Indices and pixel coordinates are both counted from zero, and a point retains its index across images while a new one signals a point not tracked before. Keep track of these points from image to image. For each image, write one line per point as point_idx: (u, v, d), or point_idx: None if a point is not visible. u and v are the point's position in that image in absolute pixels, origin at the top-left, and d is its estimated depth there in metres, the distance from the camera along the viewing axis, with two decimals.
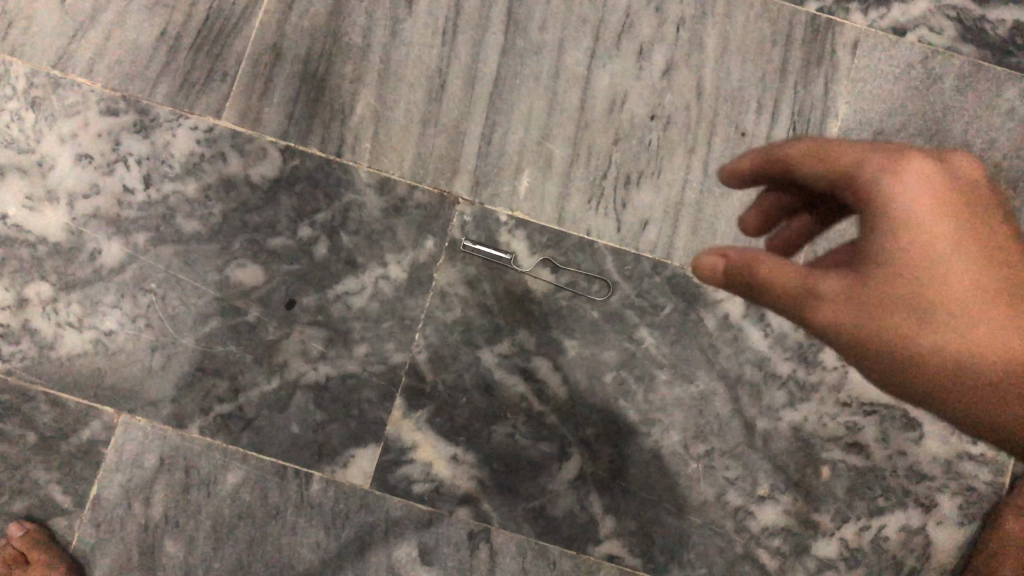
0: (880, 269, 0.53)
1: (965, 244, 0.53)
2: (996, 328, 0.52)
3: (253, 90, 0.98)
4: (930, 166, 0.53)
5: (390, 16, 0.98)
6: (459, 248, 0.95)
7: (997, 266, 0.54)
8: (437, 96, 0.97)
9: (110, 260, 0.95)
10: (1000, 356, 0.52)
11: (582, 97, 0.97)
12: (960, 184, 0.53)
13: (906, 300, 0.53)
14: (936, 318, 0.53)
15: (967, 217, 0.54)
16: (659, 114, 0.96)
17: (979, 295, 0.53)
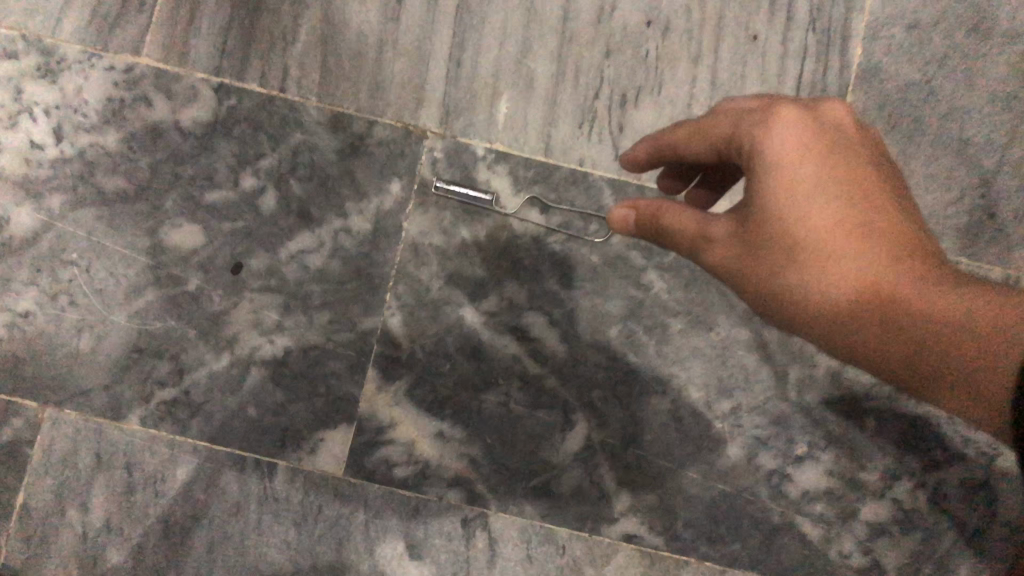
0: (757, 213, 0.54)
1: (837, 189, 0.54)
2: (867, 260, 0.52)
3: (177, 21, 0.84)
4: (799, 115, 0.55)
5: None
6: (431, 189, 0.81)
7: (871, 212, 0.54)
8: (393, 15, 0.83)
9: (21, 229, 0.81)
10: (861, 281, 0.52)
11: (564, 6, 0.82)
12: (833, 140, 0.55)
13: (776, 240, 0.53)
14: (807, 257, 0.53)
15: (838, 167, 0.54)
16: (655, 20, 0.82)
17: (851, 232, 0.53)
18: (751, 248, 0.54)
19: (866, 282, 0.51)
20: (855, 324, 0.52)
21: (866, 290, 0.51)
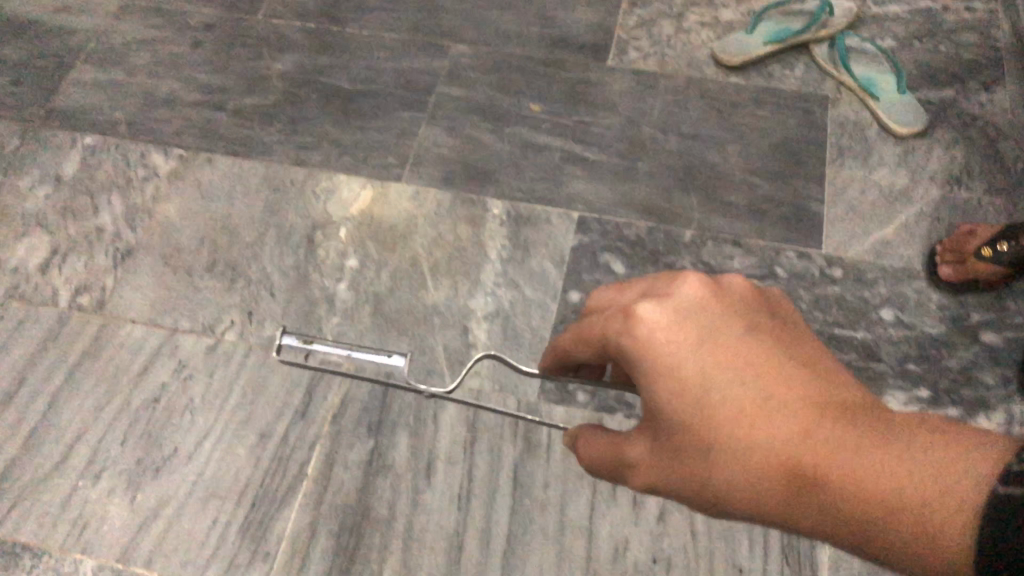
0: (662, 427, 0.73)
1: (754, 355, 0.71)
2: (782, 420, 0.66)
3: (291, 566, 1.13)
4: (673, 310, 0.73)
5: (412, 487, 1.17)
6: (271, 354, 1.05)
7: (782, 383, 0.68)
8: (456, 557, 1.13)
9: None
10: (800, 463, 0.63)
11: (586, 545, 1.12)
12: (732, 306, 0.74)
13: (693, 446, 0.71)
14: (740, 420, 0.68)
15: (729, 344, 0.72)
16: (659, 556, 1.11)
17: (771, 401, 0.67)
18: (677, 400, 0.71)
19: (839, 448, 0.61)
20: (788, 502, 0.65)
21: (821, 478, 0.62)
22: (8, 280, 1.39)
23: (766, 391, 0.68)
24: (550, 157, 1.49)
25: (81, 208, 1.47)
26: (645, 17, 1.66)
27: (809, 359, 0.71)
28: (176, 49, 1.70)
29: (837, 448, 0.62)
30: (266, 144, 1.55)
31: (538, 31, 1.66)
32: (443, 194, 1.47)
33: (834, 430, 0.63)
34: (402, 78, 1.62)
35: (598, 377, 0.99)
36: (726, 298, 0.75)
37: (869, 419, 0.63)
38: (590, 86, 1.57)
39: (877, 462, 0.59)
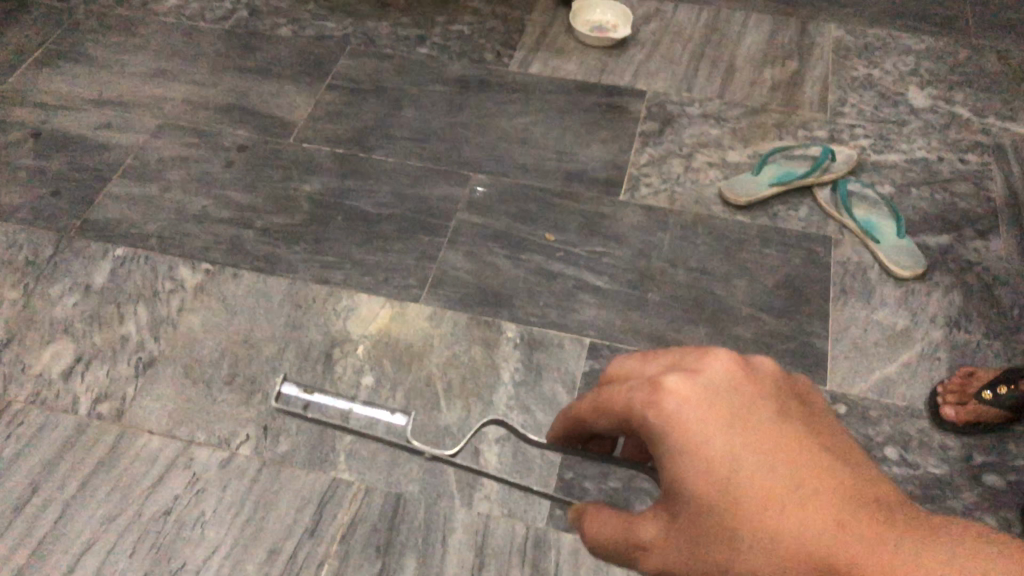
0: (680, 506, 0.68)
1: (784, 440, 0.66)
2: (813, 515, 0.61)
3: None
4: (698, 381, 0.69)
5: None
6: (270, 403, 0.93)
7: (816, 475, 0.64)
8: None
9: None
10: (837, 564, 0.58)
11: None
12: (758, 384, 0.71)
13: (711, 532, 0.66)
14: (770, 510, 0.63)
15: (759, 426, 0.67)
16: None
17: (803, 494, 0.63)
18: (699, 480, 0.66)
19: (884, 550, 0.56)
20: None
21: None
22: (31, 386, 1.42)
23: (798, 483, 0.63)
24: (564, 284, 1.55)
25: (108, 317, 1.52)
26: (656, 155, 1.75)
27: (841, 451, 0.67)
28: (209, 167, 1.79)
29: (881, 550, 0.56)
30: (289, 263, 1.61)
31: (554, 165, 1.75)
32: (459, 316, 1.52)
33: (876, 532, 0.58)
34: (423, 204, 1.70)
35: (608, 453, 0.92)
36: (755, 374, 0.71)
37: (910, 521, 0.58)
38: (603, 218, 1.64)
39: (926, 569, 0.54)
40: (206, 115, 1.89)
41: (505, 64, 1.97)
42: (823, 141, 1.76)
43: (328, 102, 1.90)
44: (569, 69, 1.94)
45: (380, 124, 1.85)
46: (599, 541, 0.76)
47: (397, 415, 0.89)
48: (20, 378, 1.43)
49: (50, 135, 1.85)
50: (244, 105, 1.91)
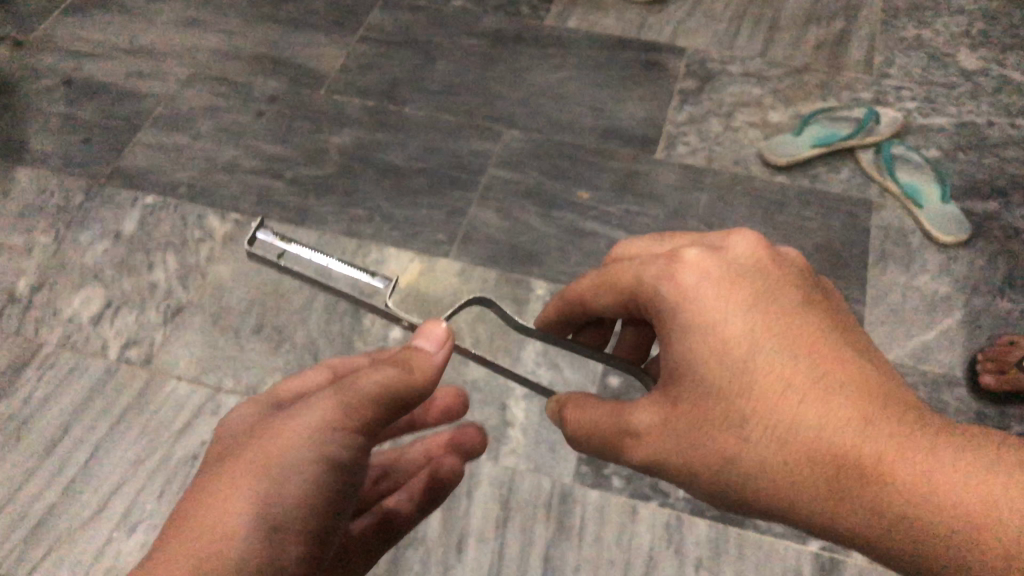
0: (688, 385, 0.75)
1: (803, 325, 0.74)
2: (828, 403, 0.70)
3: None
4: (727, 267, 0.77)
5: (443, 561, 1.19)
6: (245, 250, 1.02)
7: (829, 358, 0.72)
8: None
9: None
10: (852, 450, 0.67)
11: None
12: (777, 269, 0.78)
13: (721, 414, 0.73)
14: (779, 388, 0.71)
15: (779, 309, 0.75)
16: None
17: (822, 382, 0.71)
18: (715, 358, 0.74)
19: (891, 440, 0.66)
20: (824, 488, 0.69)
21: (876, 467, 0.66)
22: (61, 330, 1.42)
23: (810, 366, 0.72)
24: (596, 243, 1.53)
25: (137, 264, 1.51)
26: (694, 114, 1.72)
27: (849, 335, 0.76)
28: (240, 118, 1.77)
29: (889, 440, 0.66)
30: (319, 215, 1.60)
31: (590, 122, 1.71)
32: (489, 273, 1.50)
33: (885, 423, 0.67)
34: (455, 159, 1.67)
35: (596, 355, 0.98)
36: (778, 264, 0.78)
37: (916, 416, 0.68)
38: (638, 176, 1.61)
39: (937, 467, 0.64)
40: (237, 65, 1.87)
41: (542, 18, 1.92)
42: (867, 102, 1.71)
43: (360, 54, 1.87)
44: (607, 24, 1.89)
45: (413, 77, 1.83)
46: (588, 428, 0.84)
47: (374, 278, 1.00)
48: (50, 322, 1.44)
49: (81, 83, 1.84)
50: (275, 55, 1.88)
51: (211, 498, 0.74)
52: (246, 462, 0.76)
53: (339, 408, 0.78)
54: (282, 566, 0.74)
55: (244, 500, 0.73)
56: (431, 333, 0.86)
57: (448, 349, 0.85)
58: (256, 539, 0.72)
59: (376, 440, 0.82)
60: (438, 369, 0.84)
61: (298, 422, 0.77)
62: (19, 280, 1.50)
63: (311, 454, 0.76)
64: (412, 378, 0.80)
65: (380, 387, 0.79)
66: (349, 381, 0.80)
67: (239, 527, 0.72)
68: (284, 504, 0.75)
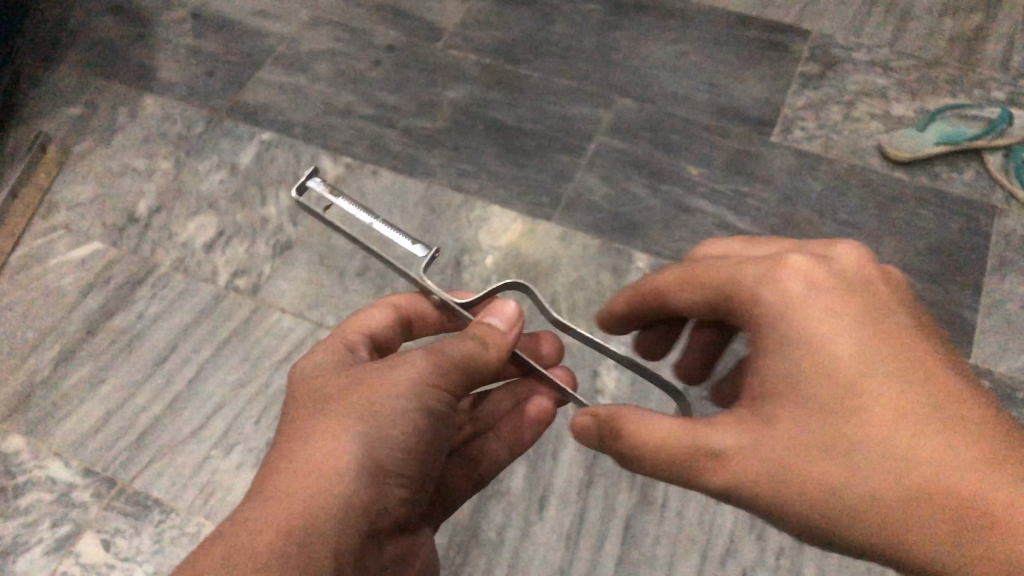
0: (786, 402, 0.69)
1: (913, 348, 0.69)
2: (941, 438, 0.64)
3: None
4: (834, 281, 0.72)
5: (524, 518, 1.21)
6: (292, 196, 0.99)
7: (941, 387, 0.67)
8: None
9: None
10: (966, 489, 0.62)
11: None
12: (883, 289, 0.73)
13: (821, 437, 0.67)
14: (890, 413, 0.66)
15: (890, 329, 0.70)
16: None
17: (936, 414, 0.65)
18: (824, 373, 0.68)
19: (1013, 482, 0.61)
20: (941, 534, 0.62)
21: (994, 509, 0.61)
22: (176, 253, 1.48)
23: (923, 394, 0.66)
24: (702, 221, 1.51)
25: (251, 197, 1.56)
26: (814, 99, 1.67)
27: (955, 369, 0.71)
28: (357, 64, 1.79)
29: (1009, 483, 0.61)
30: (428, 167, 1.62)
31: (706, 99, 1.69)
32: (591, 240, 1.50)
33: (1003, 464, 0.62)
34: (566, 123, 1.67)
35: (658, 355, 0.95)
36: (887, 283, 0.74)
37: None
38: (750, 158, 1.59)
39: None
40: (359, 12, 1.89)
41: None
42: (1000, 103, 1.65)
43: (480, 10, 1.88)
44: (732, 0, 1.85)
45: (530, 38, 1.82)
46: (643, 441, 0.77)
47: (414, 245, 0.96)
48: (166, 245, 1.50)
49: (208, 17, 1.89)
50: (397, 4, 1.90)
51: (311, 442, 0.74)
52: (345, 407, 0.76)
53: (432, 368, 0.80)
54: (377, 511, 0.76)
55: (346, 445, 0.74)
56: (502, 312, 0.90)
57: (518, 326, 0.89)
58: (360, 484, 0.74)
59: (457, 399, 0.85)
60: (511, 344, 0.87)
61: (396, 374, 0.79)
62: (139, 201, 1.56)
63: (408, 405, 0.77)
64: (487, 353, 0.84)
65: (462, 358, 0.82)
66: (437, 345, 0.82)
67: (343, 471, 0.73)
68: (386, 452, 0.76)
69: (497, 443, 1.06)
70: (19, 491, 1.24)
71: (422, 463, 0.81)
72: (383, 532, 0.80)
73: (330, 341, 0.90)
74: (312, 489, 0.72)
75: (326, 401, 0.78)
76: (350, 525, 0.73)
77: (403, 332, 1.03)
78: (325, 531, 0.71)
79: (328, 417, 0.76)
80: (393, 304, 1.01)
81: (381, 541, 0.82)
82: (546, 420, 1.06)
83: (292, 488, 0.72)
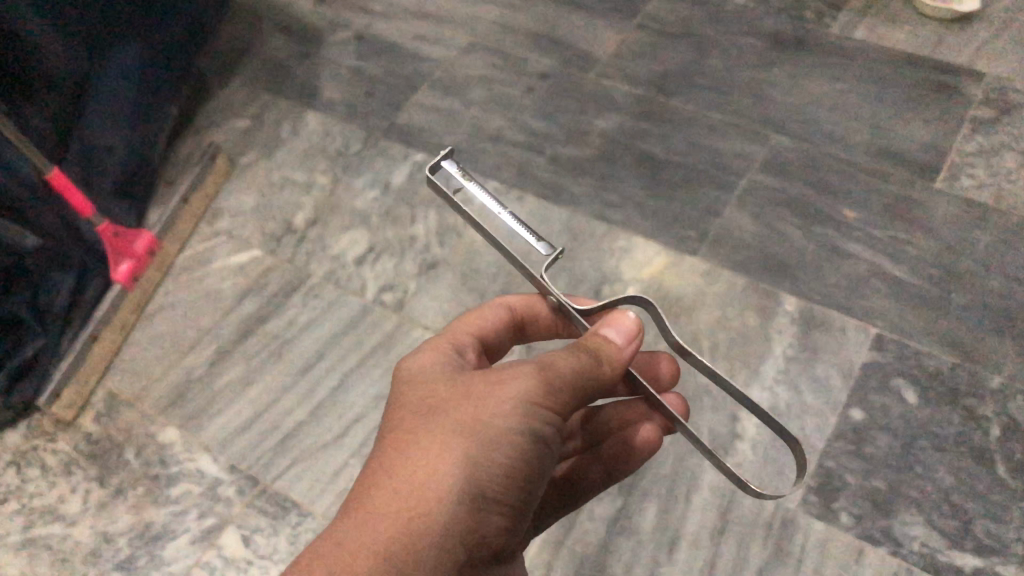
0: None
1: None
2: None
3: None
4: None
5: (653, 559, 1.18)
6: (426, 174, 0.98)
7: None
8: None
9: None
10: None
11: None
12: None
13: None
14: None
15: None
16: None
17: None
18: None
19: None
20: None
21: None
22: (328, 265, 1.54)
23: None
24: (856, 266, 1.45)
25: (401, 215, 1.60)
26: (985, 145, 1.59)
27: None
28: (510, 90, 1.82)
29: None
30: (574, 195, 1.62)
31: (866, 139, 1.63)
32: (737, 278, 1.46)
33: None
34: (717, 158, 1.64)
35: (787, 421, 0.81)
36: None
37: None
38: (911, 204, 1.51)
39: None
40: (515, 38, 1.92)
41: (828, 25, 1.84)
42: None
43: (635, 41, 1.88)
44: (900, 40, 1.78)
45: (684, 70, 1.81)
46: None
47: (537, 242, 0.93)
48: (320, 256, 1.55)
49: (371, 40, 1.96)
50: (553, 33, 1.92)
51: (413, 463, 0.71)
52: (449, 426, 0.73)
53: (541, 386, 0.75)
54: (479, 537, 0.72)
55: (449, 468, 0.70)
56: (620, 322, 0.84)
57: (635, 342, 0.83)
58: (458, 509, 0.70)
59: (567, 418, 0.80)
60: (627, 360, 0.82)
61: (503, 393, 0.74)
62: (298, 213, 1.63)
63: (515, 427, 0.73)
64: (601, 368, 0.80)
65: (572, 374, 0.78)
66: (547, 360, 0.78)
67: (445, 494, 0.70)
68: (488, 476, 0.72)
69: (597, 465, 1.02)
70: (171, 481, 1.30)
71: (530, 487, 0.76)
72: (489, 559, 0.76)
73: (437, 341, 0.89)
74: (410, 513, 0.69)
75: (430, 417, 0.74)
76: (450, 553, 0.69)
77: (514, 334, 1.02)
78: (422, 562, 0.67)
79: (431, 437, 0.72)
80: (506, 304, 1.00)
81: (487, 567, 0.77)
82: (653, 449, 1.01)
83: (391, 511, 0.69)
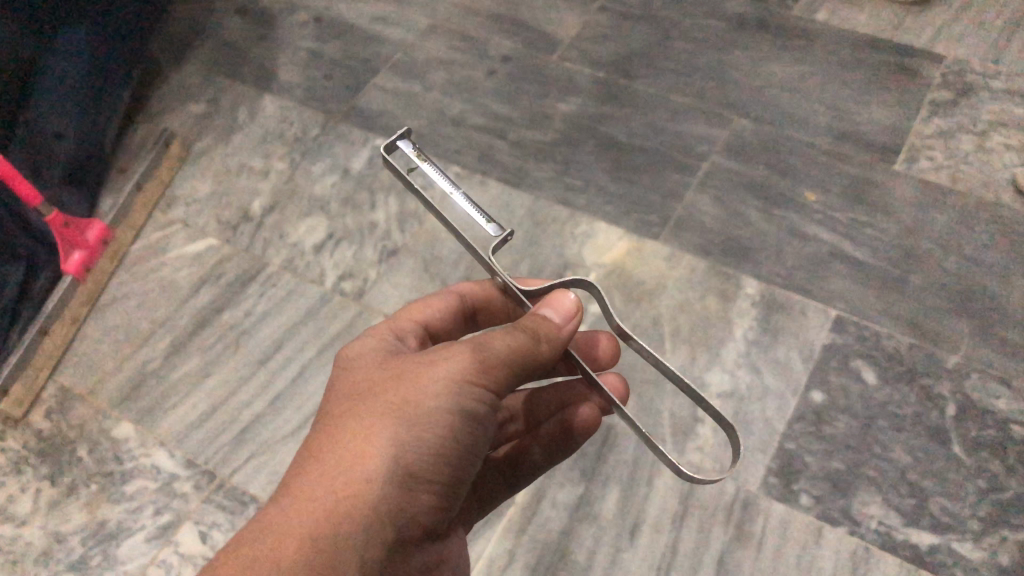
0: None
1: None
2: None
3: None
4: None
5: (615, 545, 1.18)
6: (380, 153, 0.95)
7: None
8: None
9: None
10: None
11: None
12: None
13: None
14: None
15: None
16: None
17: None
18: None
19: None
20: None
21: None
22: (286, 253, 1.51)
23: None
24: (816, 248, 1.45)
25: (360, 201, 1.58)
26: (944, 128, 1.60)
27: None
28: (472, 73, 1.80)
29: None
30: (537, 180, 1.61)
31: (827, 122, 1.63)
32: (699, 262, 1.46)
33: None
34: (679, 142, 1.64)
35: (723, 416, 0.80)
36: None
37: None
38: (871, 186, 1.52)
39: None
40: (476, 21, 1.90)
41: (790, 8, 1.84)
42: None
43: (597, 24, 1.86)
44: (861, 22, 1.78)
45: (647, 53, 1.79)
46: None
47: (488, 224, 0.91)
48: (277, 244, 1.53)
49: (330, 22, 1.93)
50: (514, 15, 1.90)
51: (340, 444, 0.70)
52: (378, 408, 0.72)
53: (473, 365, 0.73)
54: (408, 516, 0.71)
55: (374, 449, 0.69)
56: (559, 303, 0.82)
57: (574, 322, 0.81)
58: (384, 489, 0.69)
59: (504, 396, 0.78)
60: (566, 339, 0.80)
61: (433, 373, 0.73)
62: (255, 200, 1.60)
63: (444, 407, 0.72)
64: (538, 349, 0.77)
65: (507, 353, 0.75)
66: (483, 339, 0.75)
67: (370, 476, 0.68)
68: (416, 455, 0.71)
69: (536, 447, 1.01)
70: (125, 478, 1.28)
71: (464, 465, 0.75)
72: (422, 536, 0.75)
73: (378, 328, 0.87)
74: (337, 496, 0.68)
75: (363, 399, 0.73)
76: (378, 534, 0.69)
77: (463, 321, 1.00)
78: (344, 541, 0.67)
79: (361, 418, 0.71)
80: (457, 294, 0.99)
81: (421, 544, 0.77)
82: (591, 429, 1.01)
83: (317, 494, 0.68)
